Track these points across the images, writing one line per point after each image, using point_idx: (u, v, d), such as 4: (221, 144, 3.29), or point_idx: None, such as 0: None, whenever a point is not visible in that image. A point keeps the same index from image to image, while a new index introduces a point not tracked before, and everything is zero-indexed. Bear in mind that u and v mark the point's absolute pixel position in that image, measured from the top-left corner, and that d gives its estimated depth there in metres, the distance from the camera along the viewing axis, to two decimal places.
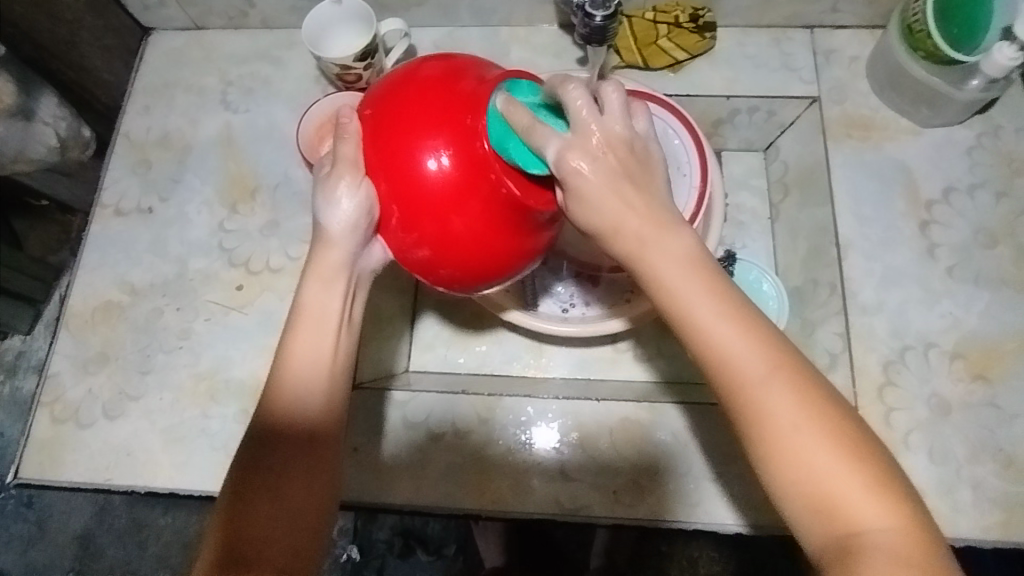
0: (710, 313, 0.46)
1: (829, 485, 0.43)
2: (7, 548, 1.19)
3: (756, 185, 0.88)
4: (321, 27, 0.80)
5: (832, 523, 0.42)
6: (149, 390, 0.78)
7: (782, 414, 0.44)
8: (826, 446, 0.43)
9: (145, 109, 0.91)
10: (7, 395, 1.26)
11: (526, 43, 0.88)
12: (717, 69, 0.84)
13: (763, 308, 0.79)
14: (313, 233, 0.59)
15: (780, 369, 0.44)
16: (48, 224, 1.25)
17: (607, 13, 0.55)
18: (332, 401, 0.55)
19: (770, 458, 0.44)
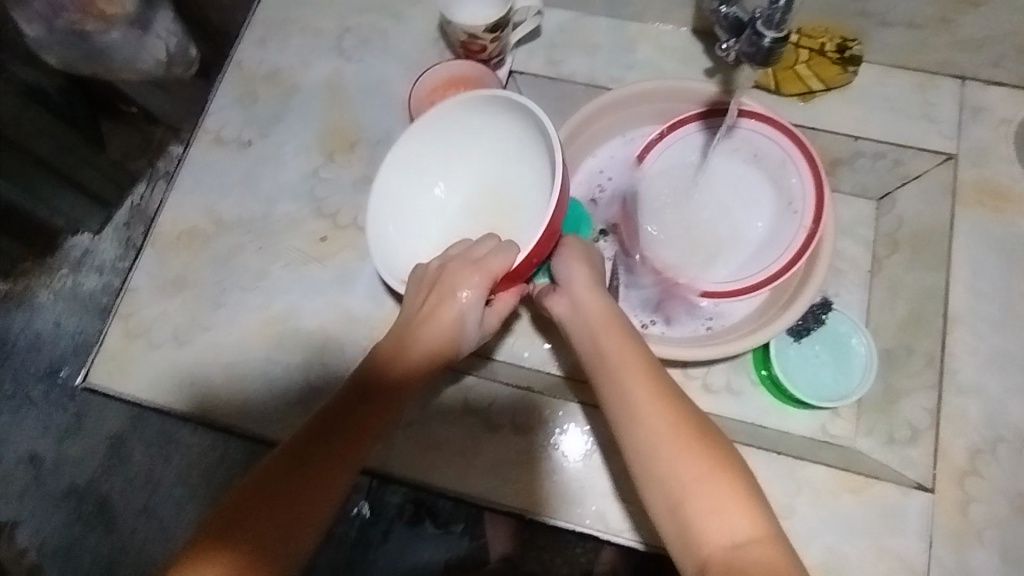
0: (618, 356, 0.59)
1: (709, 497, 0.50)
2: (46, 434, 1.24)
3: (861, 235, 0.83)
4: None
5: (711, 532, 0.49)
6: (219, 321, 0.79)
7: (673, 439, 0.53)
8: (704, 461, 0.52)
9: (260, 41, 0.91)
10: (69, 290, 1.28)
11: (653, 43, 0.84)
12: (851, 107, 0.80)
13: (846, 367, 0.76)
14: (432, 330, 0.65)
15: (668, 399, 0.55)
16: (131, 131, 1.23)
17: (778, 36, 0.52)
18: (374, 421, 0.59)
19: (662, 482, 0.52)
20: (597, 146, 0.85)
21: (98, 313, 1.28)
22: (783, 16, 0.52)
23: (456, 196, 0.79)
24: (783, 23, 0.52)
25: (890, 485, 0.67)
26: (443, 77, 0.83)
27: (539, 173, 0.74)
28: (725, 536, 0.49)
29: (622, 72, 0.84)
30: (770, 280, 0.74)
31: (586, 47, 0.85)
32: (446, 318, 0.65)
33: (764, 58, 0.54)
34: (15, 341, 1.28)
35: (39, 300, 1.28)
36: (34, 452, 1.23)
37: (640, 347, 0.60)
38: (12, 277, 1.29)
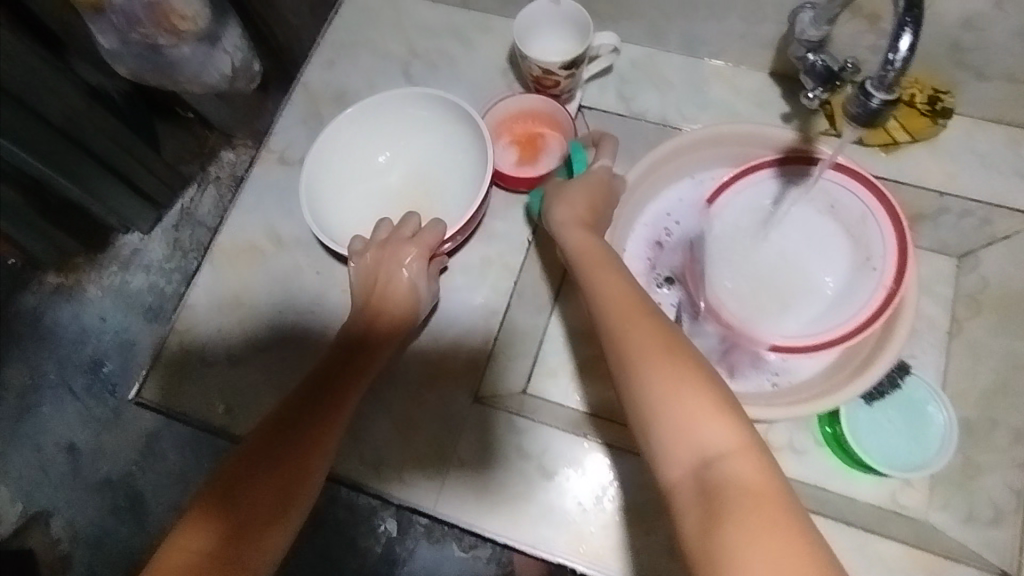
0: (604, 285, 0.60)
1: (680, 412, 0.49)
2: (85, 426, 1.25)
3: (941, 293, 0.80)
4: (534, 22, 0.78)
5: (685, 449, 0.48)
6: (273, 343, 0.78)
7: (646, 356, 0.52)
8: (676, 376, 0.51)
9: (329, 63, 0.91)
10: (117, 286, 1.31)
11: (728, 84, 0.82)
12: (937, 161, 0.76)
13: (922, 437, 0.72)
14: (376, 295, 0.72)
15: (645, 321, 0.55)
16: (186, 137, 1.28)
17: (887, 96, 0.51)
18: (345, 389, 0.67)
19: (636, 399, 0.51)
20: (666, 187, 0.82)
21: (141, 312, 1.29)
22: (896, 80, 0.50)
23: (399, 162, 0.86)
24: (896, 87, 0.50)
25: (971, 568, 0.62)
26: (514, 108, 0.82)
27: (471, 165, 0.83)
28: (699, 452, 0.48)
29: (695, 111, 0.82)
30: (845, 339, 0.71)
31: (658, 84, 0.83)
32: (400, 292, 0.72)
33: (871, 118, 0.53)
34: (61, 334, 1.30)
35: (87, 294, 1.31)
36: (72, 443, 1.24)
37: (626, 278, 0.61)
38: (63, 270, 1.32)
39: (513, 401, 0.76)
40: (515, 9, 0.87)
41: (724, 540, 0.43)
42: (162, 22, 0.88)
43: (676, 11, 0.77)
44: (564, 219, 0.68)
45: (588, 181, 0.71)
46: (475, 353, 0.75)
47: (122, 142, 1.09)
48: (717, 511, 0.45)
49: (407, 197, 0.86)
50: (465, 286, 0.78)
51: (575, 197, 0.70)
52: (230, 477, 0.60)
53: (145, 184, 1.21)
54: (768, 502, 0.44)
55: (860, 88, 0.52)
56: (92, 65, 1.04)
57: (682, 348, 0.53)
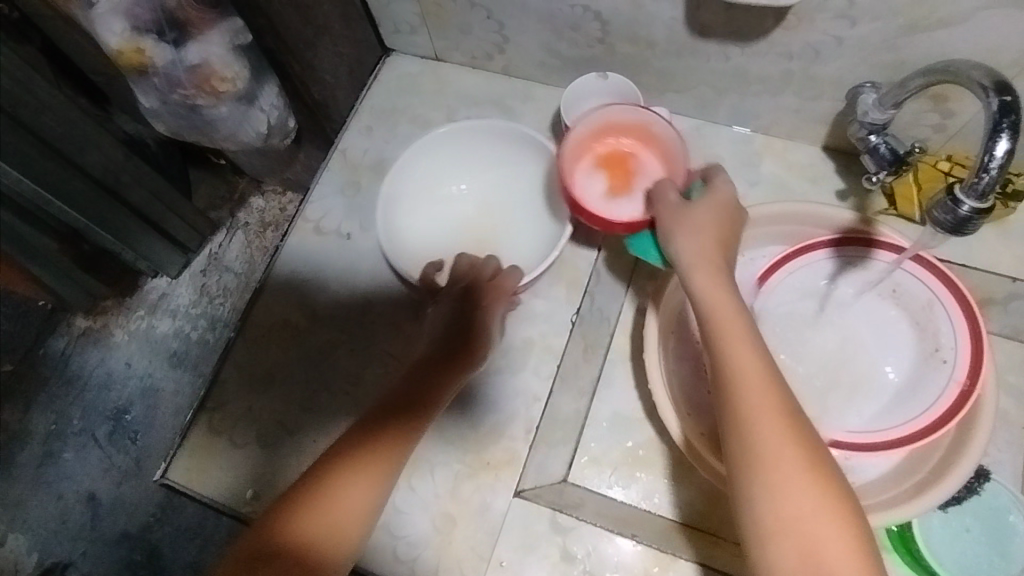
0: (743, 359, 0.54)
1: (812, 531, 0.47)
2: (106, 474, 1.21)
3: (1013, 383, 0.75)
4: (586, 91, 0.80)
5: (811, 574, 0.46)
6: (306, 426, 0.75)
7: (784, 460, 0.49)
8: (814, 495, 0.48)
9: (367, 130, 0.89)
10: (144, 332, 1.28)
11: (780, 157, 0.79)
12: (1009, 244, 0.72)
13: (1005, 552, 0.67)
14: (457, 320, 0.72)
15: (791, 422, 0.51)
16: (218, 182, 1.28)
17: (979, 204, 0.49)
18: (411, 424, 0.63)
19: (762, 512, 0.49)
20: None
21: (167, 359, 1.25)
22: (990, 187, 0.49)
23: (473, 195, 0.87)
24: (989, 195, 0.48)
25: None
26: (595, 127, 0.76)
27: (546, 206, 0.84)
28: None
29: (747, 188, 0.78)
30: (916, 440, 0.66)
31: (707, 158, 0.80)
32: (476, 324, 0.71)
33: (960, 225, 0.51)
34: (86, 379, 1.27)
35: (114, 338, 1.28)
36: (92, 493, 1.20)
37: (766, 354, 0.55)
38: (89, 313, 1.29)
39: (554, 491, 0.73)
40: (558, 79, 0.86)
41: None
42: (202, 84, 0.86)
43: (727, 86, 0.75)
44: (690, 255, 0.61)
45: (714, 205, 0.64)
46: (515, 446, 0.71)
47: (156, 190, 1.09)
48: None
49: (476, 229, 0.86)
50: (504, 372, 0.74)
51: (703, 225, 0.63)
52: (270, 515, 0.57)
53: (177, 232, 1.20)
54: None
55: (949, 194, 0.50)
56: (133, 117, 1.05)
57: (823, 463, 0.50)
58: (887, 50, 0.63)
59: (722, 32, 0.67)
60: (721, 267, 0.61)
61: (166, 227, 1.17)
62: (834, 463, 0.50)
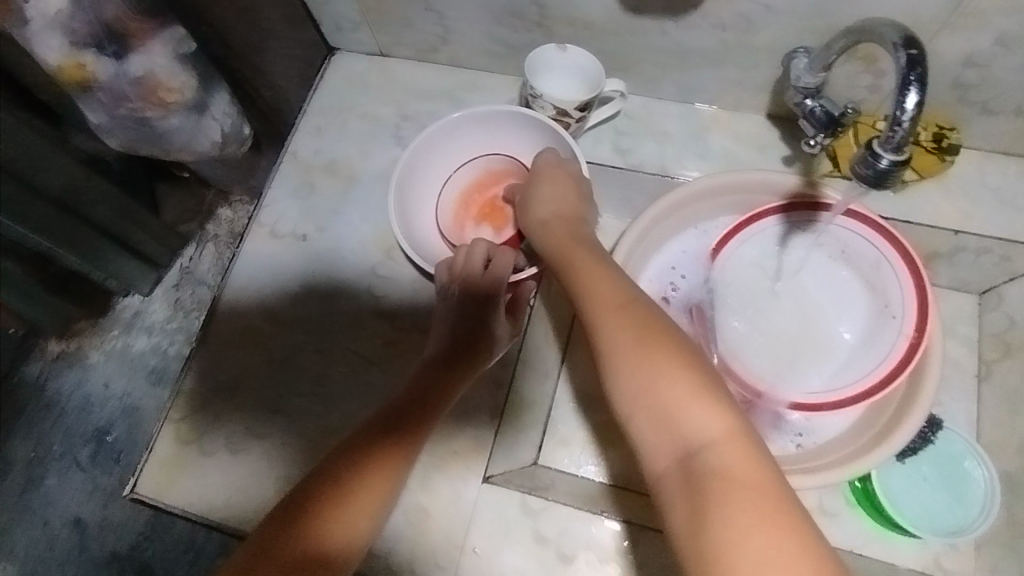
0: (586, 275, 0.63)
1: (660, 393, 0.51)
2: (90, 499, 1.18)
3: (964, 334, 0.78)
4: (545, 59, 0.76)
5: (671, 436, 0.50)
6: (273, 430, 0.74)
7: (623, 340, 0.55)
8: (655, 360, 0.53)
9: (317, 130, 0.89)
10: (120, 351, 1.26)
11: (727, 129, 0.79)
12: (950, 198, 0.73)
13: (959, 495, 0.69)
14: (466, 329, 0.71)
15: (628, 308, 0.57)
16: (186, 194, 1.23)
17: (898, 155, 0.50)
18: (422, 424, 0.65)
19: (622, 391, 0.53)
20: (668, 240, 0.79)
21: (146, 376, 1.24)
22: (906, 139, 0.50)
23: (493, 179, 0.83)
24: (905, 147, 0.49)
25: None
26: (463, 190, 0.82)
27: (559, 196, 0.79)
28: (687, 440, 0.49)
29: (697, 161, 0.79)
30: (872, 394, 0.68)
31: (655, 135, 0.80)
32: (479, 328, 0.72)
33: (880, 177, 0.52)
34: (66, 402, 1.26)
35: (89, 359, 1.27)
36: (77, 518, 1.17)
37: (609, 269, 0.63)
38: (65, 334, 1.28)
39: (525, 476, 0.74)
40: (503, 66, 0.86)
41: (712, 538, 0.44)
42: (150, 96, 0.86)
43: (668, 62, 0.75)
44: (537, 222, 0.73)
45: (549, 169, 0.74)
46: (482, 432, 0.71)
47: (121, 209, 1.07)
48: (700, 503, 0.46)
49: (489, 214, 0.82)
50: None
51: (546, 192, 0.73)
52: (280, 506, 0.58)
53: (145, 249, 1.19)
54: (761, 499, 0.45)
55: (868, 149, 0.51)
56: (88, 135, 1.02)
57: (661, 333, 0.55)
58: (817, 16, 0.64)
59: (656, 7, 0.67)
60: (564, 224, 0.71)
61: (132, 243, 1.16)
62: (674, 331, 0.55)
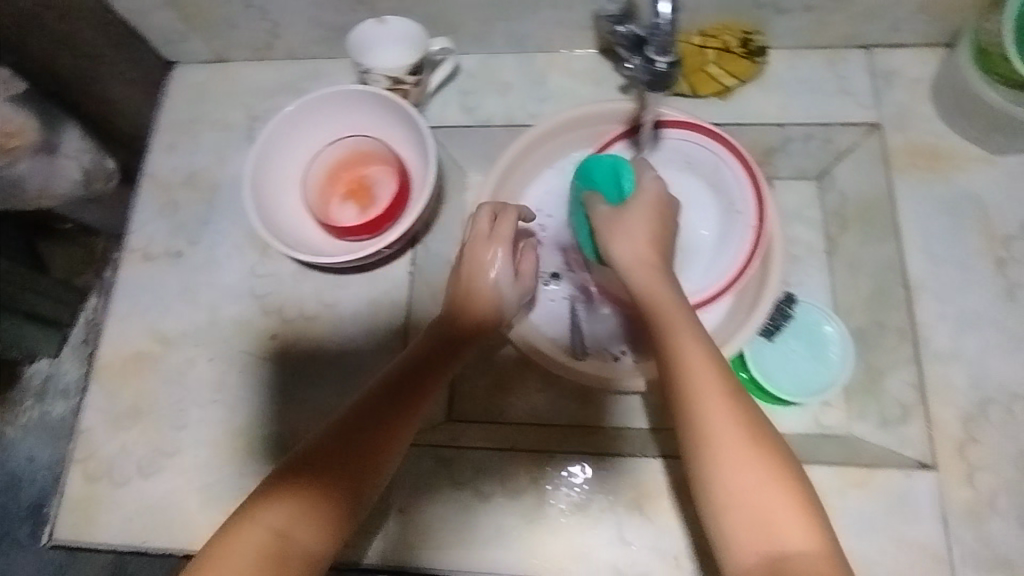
0: (682, 339, 0.56)
1: (763, 502, 0.48)
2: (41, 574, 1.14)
3: (810, 218, 0.83)
4: (366, 36, 0.76)
5: (767, 541, 0.47)
6: (183, 445, 0.74)
7: (727, 430, 0.50)
8: (754, 465, 0.49)
9: (171, 146, 0.88)
10: (38, 420, 1.20)
11: (563, 70, 0.84)
12: (769, 96, 0.80)
13: (823, 359, 0.74)
14: (472, 286, 0.68)
15: (727, 392, 0.52)
16: (71, 247, 1.18)
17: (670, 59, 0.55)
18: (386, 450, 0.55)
19: (725, 493, 0.49)
20: (528, 185, 0.82)
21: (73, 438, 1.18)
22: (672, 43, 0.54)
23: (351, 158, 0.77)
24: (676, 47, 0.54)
25: (892, 470, 0.65)
26: (322, 175, 0.76)
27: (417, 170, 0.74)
28: (778, 544, 0.46)
29: (540, 105, 0.83)
30: (736, 280, 0.73)
31: (499, 89, 0.84)
32: (481, 293, 0.68)
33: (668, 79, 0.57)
34: None
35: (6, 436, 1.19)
36: None
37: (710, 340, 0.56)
38: None
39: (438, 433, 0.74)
40: (342, 50, 0.87)
41: None
42: None
43: (491, 16, 0.79)
44: (629, 256, 0.63)
45: (644, 199, 0.66)
46: None
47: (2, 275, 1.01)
48: None
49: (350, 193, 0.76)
50: (361, 334, 0.77)
51: (637, 225, 0.64)
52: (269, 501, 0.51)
53: (42, 309, 1.13)
54: None
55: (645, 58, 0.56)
56: None
57: (759, 428, 0.51)
58: None
59: None
60: (655, 257, 0.63)
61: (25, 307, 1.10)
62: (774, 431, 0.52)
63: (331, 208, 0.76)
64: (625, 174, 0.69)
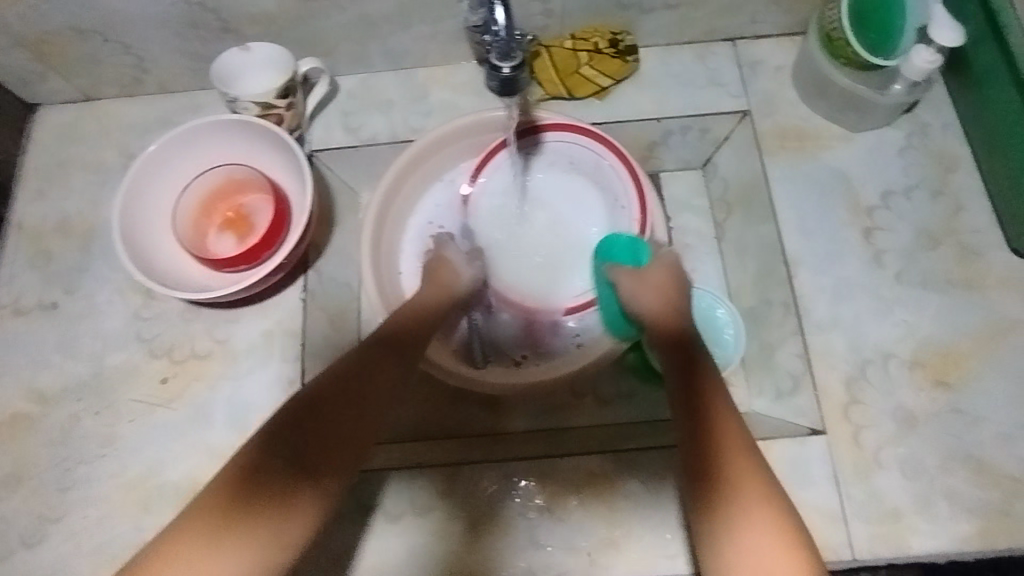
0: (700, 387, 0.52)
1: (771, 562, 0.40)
2: None
3: (698, 206, 0.85)
4: (233, 63, 0.75)
5: None
6: (72, 507, 0.70)
7: (739, 474, 0.45)
8: (766, 519, 0.42)
9: (38, 192, 0.83)
10: None
11: (444, 83, 0.84)
12: (645, 92, 0.83)
13: (718, 340, 0.74)
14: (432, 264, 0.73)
15: (739, 443, 0.47)
16: None
17: (513, 63, 0.57)
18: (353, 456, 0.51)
19: (727, 548, 0.42)
20: (419, 200, 0.82)
21: None
22: (512, 48, 0.56)
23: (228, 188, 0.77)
24: (517, 54, 0.57)
25: (785, 439, 0.68)
26: (195, 205, 0.76)
27: (298, 195, 0.74)
28: None
29: (423, 120, 0.83)
30: None
31: (381, 107, 0.83)
32: (449, 279, 0.72)
33: (510, 88, 0.59)
34: None
35: None
36: None
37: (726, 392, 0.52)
38: None
39: None
40: None
41: None
42: None
43: (364, 35, 0.78)
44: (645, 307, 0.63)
45: (657, 275, 0.65)
46: None
47: None
48: None
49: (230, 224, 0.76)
50: (257, 368, 0.74)
51: (646, 285, 0.64)
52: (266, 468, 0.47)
53: None
54: None
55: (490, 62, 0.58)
56: None
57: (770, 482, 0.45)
58: None
59: None
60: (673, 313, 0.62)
61: None
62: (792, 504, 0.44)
63: (207, 239, 0.76)
64: (642, 251, 0.70)
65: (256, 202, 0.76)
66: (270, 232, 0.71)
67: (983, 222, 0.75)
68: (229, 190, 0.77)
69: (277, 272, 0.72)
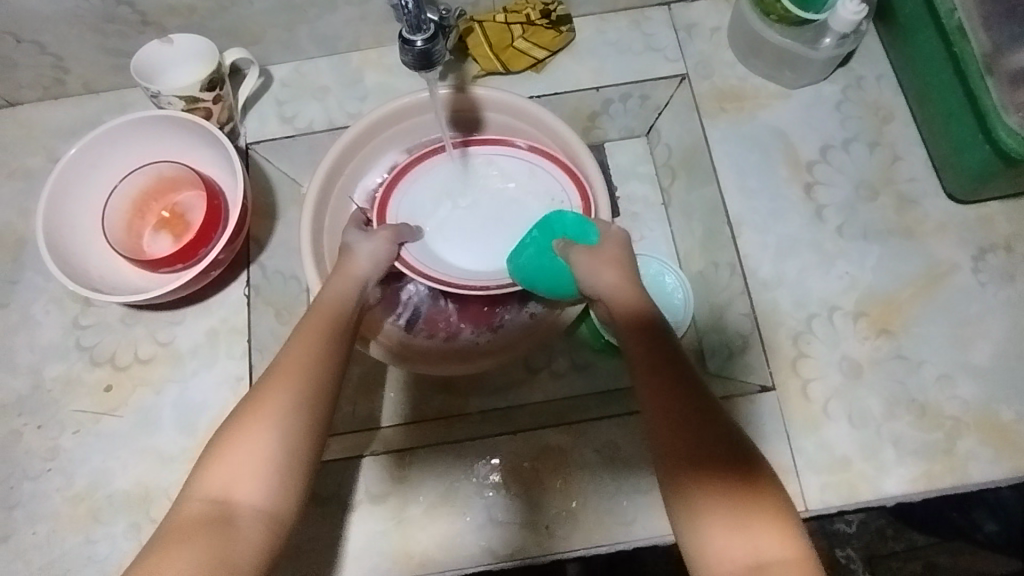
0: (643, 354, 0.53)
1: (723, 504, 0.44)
2: None
3: (644, 172, 0.84)
4: (155, 59, 0.73)
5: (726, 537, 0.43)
6: (18, 524, 0.68)
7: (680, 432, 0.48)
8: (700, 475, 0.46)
9: None
10: None
11: (379, 66, 0.82)
12: (581, 63, 0.82)
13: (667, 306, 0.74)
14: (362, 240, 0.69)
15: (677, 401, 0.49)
16: None
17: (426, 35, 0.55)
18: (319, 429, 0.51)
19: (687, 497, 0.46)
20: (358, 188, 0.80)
21: None
22: (422, 19, 0.55)
23: (160, 186, 0.75)
24: (428, 27, 0.56)
25: (738, 398, 0.68)
26: (126, 207, 0.75)
27: (232, 190, 0.73)
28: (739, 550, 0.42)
29: (358, 103, 0.81)
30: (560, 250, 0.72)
31: (316, 94, 0.81)
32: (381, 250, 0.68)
33: (426, 62, 0.56)
34: None
35: None
36: None
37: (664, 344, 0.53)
38: None
39: None
40: None
41: None
42: None
43: (290, 20, 0.76)
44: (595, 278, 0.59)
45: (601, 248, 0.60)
46: None
47: None
48: None
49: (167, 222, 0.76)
50: (202, 368, 0.72)
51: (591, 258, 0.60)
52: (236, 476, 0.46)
53: None
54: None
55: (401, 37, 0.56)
56: None
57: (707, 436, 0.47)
58: None
59: None
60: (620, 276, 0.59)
61: None
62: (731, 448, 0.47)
63: (143, 239, 0.76)
64: (591, 229, 0.63)
65: (191, 200, 0.75)
66: (204, 230, 0.70)
67: (919, 169, 0.75)
68: (160, 188, 0.75)
69: (215, 270, 0.70)
